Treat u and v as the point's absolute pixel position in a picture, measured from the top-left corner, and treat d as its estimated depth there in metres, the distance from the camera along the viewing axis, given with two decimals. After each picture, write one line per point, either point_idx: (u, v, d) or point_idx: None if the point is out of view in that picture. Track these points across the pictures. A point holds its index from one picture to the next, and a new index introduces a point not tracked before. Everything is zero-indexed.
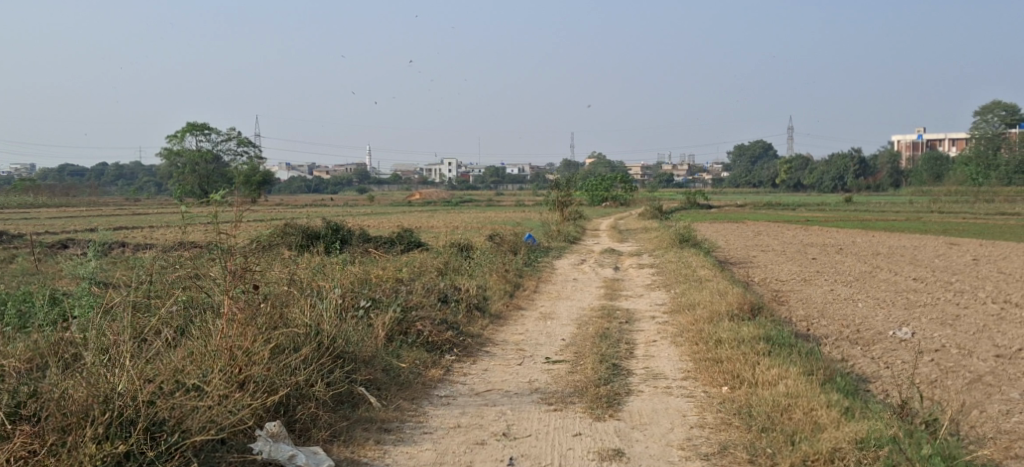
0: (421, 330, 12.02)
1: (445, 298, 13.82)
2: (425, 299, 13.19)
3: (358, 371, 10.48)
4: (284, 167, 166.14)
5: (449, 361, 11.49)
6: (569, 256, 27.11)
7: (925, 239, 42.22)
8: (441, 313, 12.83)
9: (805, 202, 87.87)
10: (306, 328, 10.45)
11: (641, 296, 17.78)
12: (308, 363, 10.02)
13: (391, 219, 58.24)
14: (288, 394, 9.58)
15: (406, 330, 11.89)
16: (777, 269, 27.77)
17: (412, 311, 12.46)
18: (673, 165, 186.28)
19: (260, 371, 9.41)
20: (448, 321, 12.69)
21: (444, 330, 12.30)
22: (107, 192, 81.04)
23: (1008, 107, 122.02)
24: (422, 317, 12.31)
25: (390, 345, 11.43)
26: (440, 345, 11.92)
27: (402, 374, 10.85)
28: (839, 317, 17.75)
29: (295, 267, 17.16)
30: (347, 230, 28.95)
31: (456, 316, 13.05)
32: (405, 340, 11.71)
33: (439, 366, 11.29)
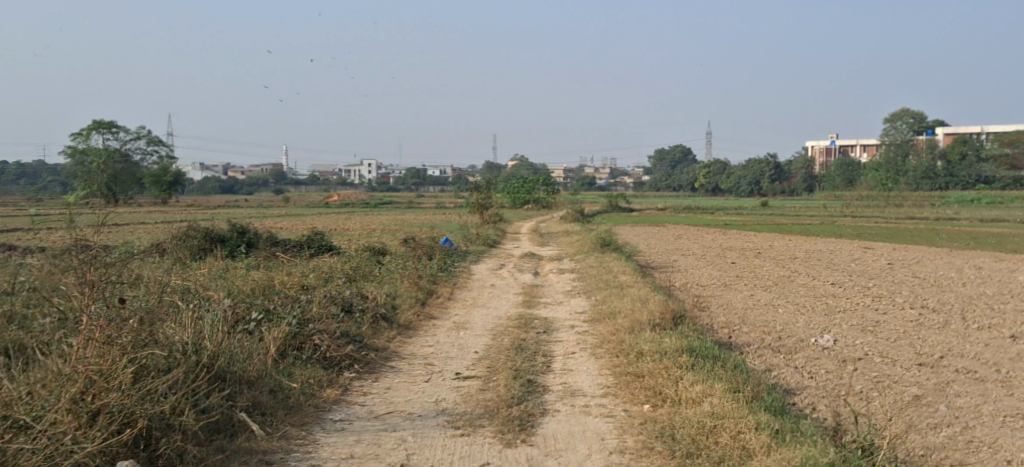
0: (318, 345, 11.14)
1: (347, 309, 12.98)
2: (326, 309, 12.30)
3: (241, 395, 9.60)
4: (199, 167, 162.24)
5: (348, 379, 10.65)
6: (487, 261, 26.42)
7: (840, 243, 42.61)
8: (341, 324, 11.97)
9: (723, 205, 88.76)
10: (181, 347, 9.53)
11: (559, 303, 17.11)
12: (181, 386, 9.10)
13: (306, 223, 56.84)
14: (149, 424, 8.59)
15: (301, 345, 11.03)
16: (697, 273, 27.44)
17: (309, 324, 11.57)
18: (594, 169, 187.33)
19: (116, 399, 8.48)
20: (349, 333, 11.84)
21: (344, 344, 11.43)
22: None
23: (916, 114, 125.25)
24: (320, 331, 11.42)
25: (280, 363, 10.56)
26: (338, 361, 11.07)
27: (292, 396, 9.99)
28: (761, 325, 17.28)
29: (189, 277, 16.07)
30: (255, 234, 27.85)
31: (359, 328, 12.21)
32: (299, 356, 10.83)
33: (335, 386, 10.44)
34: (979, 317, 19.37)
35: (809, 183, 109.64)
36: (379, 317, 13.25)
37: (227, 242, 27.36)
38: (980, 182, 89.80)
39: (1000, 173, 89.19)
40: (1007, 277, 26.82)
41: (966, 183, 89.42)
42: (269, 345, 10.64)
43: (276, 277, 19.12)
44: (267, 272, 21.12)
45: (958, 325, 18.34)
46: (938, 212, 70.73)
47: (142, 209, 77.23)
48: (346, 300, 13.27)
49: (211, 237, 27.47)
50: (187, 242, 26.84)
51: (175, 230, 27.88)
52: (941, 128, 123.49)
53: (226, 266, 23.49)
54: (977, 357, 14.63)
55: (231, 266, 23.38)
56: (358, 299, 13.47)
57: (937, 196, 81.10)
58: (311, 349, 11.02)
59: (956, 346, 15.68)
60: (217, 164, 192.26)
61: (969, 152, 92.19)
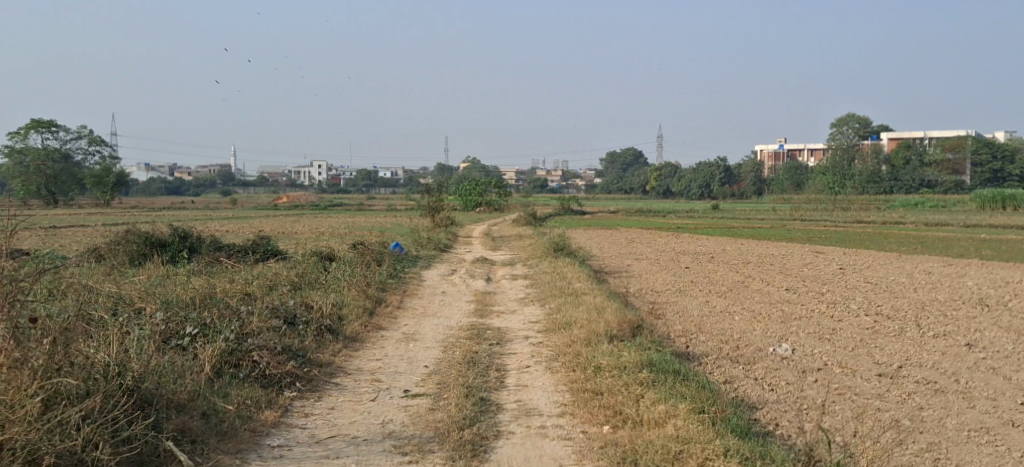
0: (256, 362, 10.55)
1: (291, 321, 12.40)
2: (267, 320, 11.71)
3: (169, 420, 9.10)
4: (144, 168, 159.21)
5: (288, 399, 10.10)
6: (439, 266, 25.85)
7: (791, 247, 42.58)
8: (284, 338, 11.37)
9: (674, 209, 88.89)
10: (103, 370, 9.09)
11: (513, 312, 16.58)
12: (99, 414, 8.69)
13: (253, 225, 55.80)
14: (59, 458, 8.28)
15: (240, 361, 10.49)
16: (651, 279, 27.07)
17: (248, 338, 10.97)
18: (546, 172, 187.17)
19: (22, 433, 8.20)
20: (292, 348, 11.28)
21: (285, 360, 10.83)
22: None
23: (862, 119, 126.71)
24: (259, 346, 10.80)
25: (215, 383, 10.03)
26: (278, 379, 10.50)
27: (226, 421, 9.43)
28: (718, 333, 16.84)
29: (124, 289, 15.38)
30: (197, 238, 27.08)
31: (302, 341, 11.64)
32: (236, 375, 10.30)
33: (275, 406, 9.90)
34: (934, 323, 18.63)
35: (758, 186, 110.37)
36: (325, 329, 12.67)
37: (169, 247, 26.55)
38: (923, 187, 91.88)
39: (943, 178, 91.26)
40: (958, 282, 26.71)
41: (910, 187, 91.25)
42: (203, 364, 10.12)
43: (219, 285, 18.44)
44: (209, 279, 20.40)
45: (914, 332, 17.51)
46: (885, 216, 71.41)
47: (84, 212, 75.61)
48: (291, 312, 12.68)
49: (151, 242, 26.67)
50: (127, 247, 26.00)
51: (116, 234, 26.99)
52: (886, 133, 125.09)
53: (167, 274, 22.71)
54: (936, 367, 13.93)
55: (172, 273, 22.62)
56: (302, 311, 12.87)
57: (882, 200, 81.89)
58: (250, 366, 10.47)
59: (912, 355, 14.88)
60: (164, 165, 189.04)
61: (912, 157, 94.04)
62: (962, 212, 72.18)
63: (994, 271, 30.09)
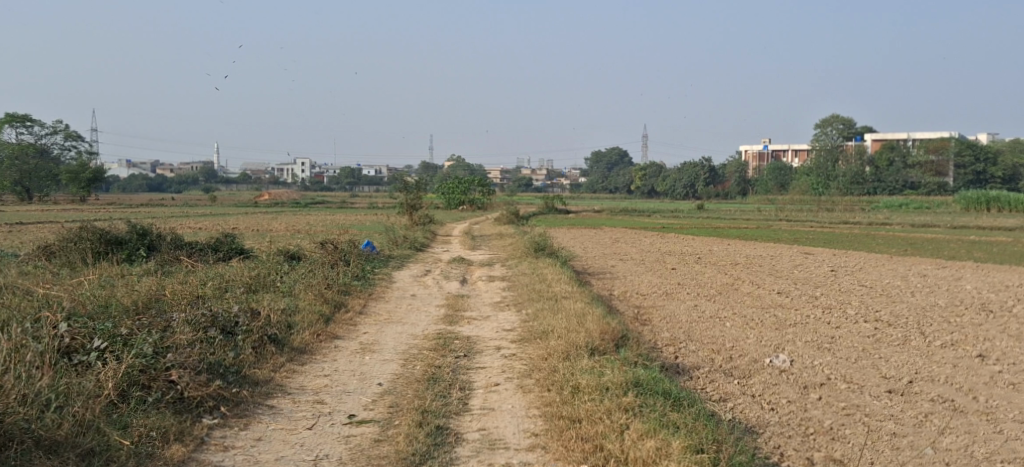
0: (173, 382, 9.30)
1: (231, 329, 11.15)
2: (197, 333, 10.47)
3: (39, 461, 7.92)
4: (125, 165, 156.97)
5: (205, 429, 8.89)
6: (412, 266, 24.42)
7: (780, 248, 41.31)
8: (213, 352, 10.12)
9: (659, 208, 87.77)
10: None
11: (486, 318, 15.14)
12: None
13: (228, 223, 54.11)
14: None
15: (155, 380, 9.29)
16: (636, 281, 25.69)
17: (166, 353, 9.73)
18: (532, 171, 185.90)
19: None
20: (221, 363, 10.03)
21: (209, 380, 9.57)
22: None
23: (846, 120, 125.95)
24: (178, 362, 9.56)
25: (116, 410, 8.90)
26: (197, 403, 9.25)
27: (116, 459, 8.19)
28: (709, 342, 15.44)
29: (57, 302, 14.04)
30: (156, 235, 25.69)
31: (237, 355, 10.38)
32: (145, 399, 9.09)
33: (187, 439, 8.68)
34: (937, 331, 17.07)
35: (743, 186, 109.47)
36: (269, 338, 11.41)
37: (126, 245, 25.14)
38: (907, 188, 91.16)
39: (926, 179, 90.58)
40: (956, 286, 25.38)
41: (893, 189, 90.59)
42: (104, 388, 8.99)
43: (167, 287, 17.10)
44: (161, 281, 19.09)
45: (920, 341, 15.94)
46: (871, 217, 70.35)
47: (59, 207, 73.79)
48: (233, 318, 11.44)
49: (107, 239, 25.24)
50: (81, 244, 24.58)
51: (70, 231, 25.59)
52: (870, 134, 124.25)
53: (120, 275, 21.36)
54: (950, 381, 12.44)
55: (126, 275, 21.27)
56: (244, 317, 11.56)
57: (866, 200, 80.88)
58: (166, 387, 9.27)
59: (922, 368, 13.37)
60: (146, 161, 186.94)
61: (896, 158, 93.11)
62: (948, 213, 71.16)
63: (991, 274, 28.78)
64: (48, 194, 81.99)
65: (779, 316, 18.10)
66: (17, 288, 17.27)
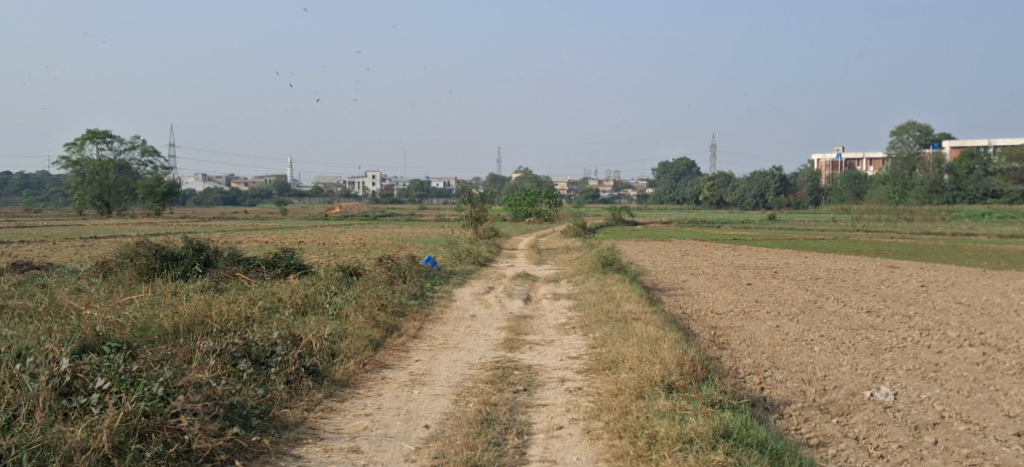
0: (178, 433, 8.76)
1: (265, 357, 10.48)
2: (218, 370, 9.83)
3: None
4: (201, 179, 159.36)
5: None
6: (473, 283, 23.21)
7: (861, 261, 39.22)
8: (231, 394, 9.48)
9: (729, 219, 85.60)
10: None
11: (550, 342, 13.86)
12: None
13: (293, 236, 53.51)
14: None
15: (161, 428, 8.77)
16: (710, 298, 24.17)
17: (174, 397, 9.14)
18: (600, 181, 184.32)
19: None
20: (242, 405, 9.41)
21: (219, 428, 8.96)
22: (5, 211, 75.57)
23: (922, 128, 121.90)
24: (185, 408, 8.96)
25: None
26: (203, 457, 8.68)
27: None
28: (797, 371, 13.94)
29: (95, 327, 13.40)
30: (213, 251, 24.82)
31: (260, 396, 9.71)
32: (143, 453, 8.56)
33: None
34: None
35: (814, 195, 106.47)
36: (312, 367, 10.69)
37: (182, 261, 24.33)
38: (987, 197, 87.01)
39: (1008, 187, 85.91)
40: None
41: (973, 198, 86.95)
42: (98, 441, 8.53)
43: (212, 307, 16.17)
44: (211, 300, 18.20)
45: None
46: (952, 227, 67.36)
47: (134, 221, 74.43)
48: (271, 343, 10.78)
49: (164, 255, 24.47)
50: (136, 260, 23.88)
51: (127, 246, 24.96)
52: (949, 141, 120.01)
53: (173, 293, 20.57)
54: None
55: (178, 292, 20.45)
56: (280, 345, 10.78)
57: (947, 210, 77.69)
58: (171, 438, 8.74)
59: None
60: (221, 175, 189.70)
61: (976, 165, 89.17)
62: None
63: None
64: (126, 208, 82.95)
65: (873, 341, 16.48)
66: (62, 308, 16.58)
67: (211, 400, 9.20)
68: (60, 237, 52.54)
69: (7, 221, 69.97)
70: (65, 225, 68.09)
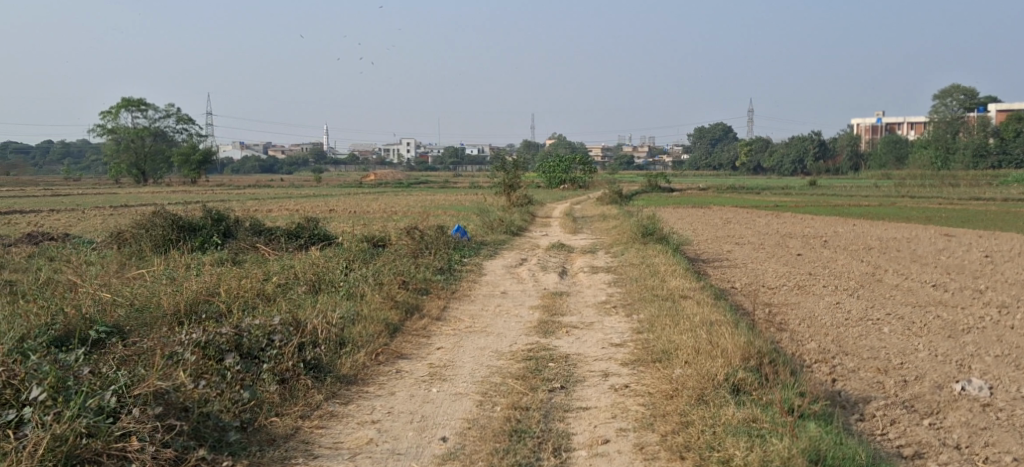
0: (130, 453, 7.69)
1: (260, 347, 9.44)
2: (195, 371, 8.77)
3: None
4: (238, 146, 159.19)
5: None
6: (506, 254, 21.66)
7: (915, 229, 37.19)
8: (203, 401, 8.40)
9: (769, 185, 83.33)
10: None
11: (590, 325, 12.36)
12: None
13: (324, 204, 52.22)
14: None
15: (105, 453, 7.66)
16: (759, 270, 22.50)
17: (132, 408, 8.09)
18: (635, 147, 181.81)
19: None
20: (220, 416, 8.30)
21: (181, 446, 7.88)
22: (41, 182, 75.41)
23: (968, 90, 118.22)
24: (142, 424, 7.90)
25: None
26: None
27: None
28: (871, 358, 12.33)
29: (91, 308, 12.33)
30: (233, 221, 23.09)
31: (243, 399, 8.61)
32: None
33: None
34: None
35: (854, 161, 103.66)
36: (316, 359, 9.58)
37: (199, 232, 22.60)
38: None
39: None
40: None
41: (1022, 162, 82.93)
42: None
43: (217, 284, 14.75)
44: (222, 275, 16.74)
45: None
46: (1004, 192, 64.75)
47: (167, 189, 73.67)
48: (270, 329, 9.73)
49: (180, 226, 22.67)
50: (150, 232, 22.07)
51: (141, 217, 23.17)
52: (995, 104, 116.27)
53: (186, 267, 19.02)
54: None
55: (190, 266, 18.93)
56: (279, 335, 9.68)
57: (995, 174, 74.93)
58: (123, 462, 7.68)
59: None
60: (257, 143, 189.32)
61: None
62: None
63: None
64: (161, 177, 82.36)
65: (950, 323, 14.79)
66: (60, 287, 15.25)
67: (178, 412, 8.13)
68: (90, 206, 51.58)
69: (42, 189, 69.56)
70: (99, 193, 67.43)
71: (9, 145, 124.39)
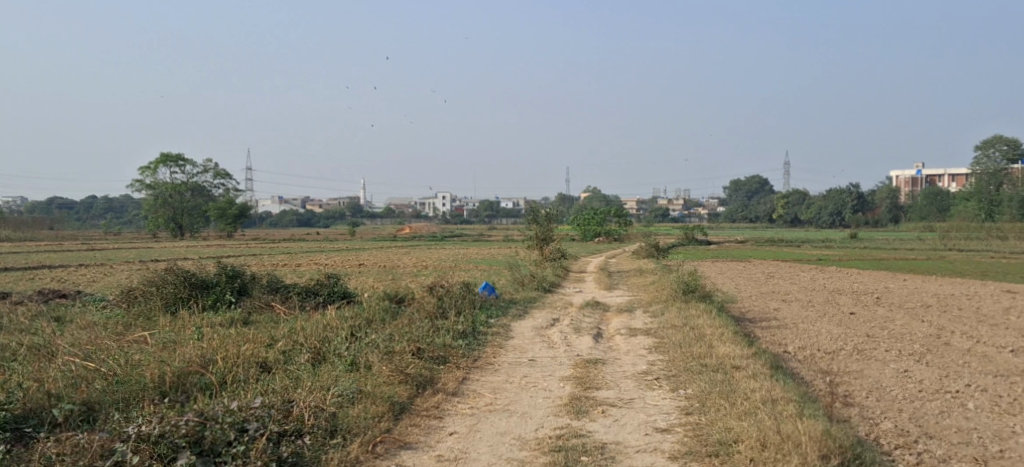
0: None
1: (226, 443, 8.70)
2: None
3: None
4: (277, 200, 159.14)
5: None
6: (536, 314, 19.98)
7: (972, 285, 35.10)
8: None
9: (809, 238, 81.04)
10: None
11: (631, 403, 10.65)
12: None
13: (355, 258, 50.76)
14: None
15: None
16: (813, 331, 20.73)
17: None
18: (672, 199, 179.54)
19: None
20: None
21: None
22: (79, 239, 74.62)
23: (1010, 142, 115.09)
24: None
25: None
26: None
27: None
28: (963, 446, 10.95)
29: (68, 380, 10.96)
30: (249, 278, 20.73)
31: None
32: None
33: None
34: None
35: (894, 213, 100.93)
36: (294, 454, 8.80)
37: (213, 290, 20.27)
38: None
39: None
40: None
41: None
42: None
43: (211, 347, 13.03)
44: (222, 336, 14.94)
45: None
46: None
47: (200, 243, 72.57)
48: (245, 418, 8.95)
49: (192, 283, 20.31)
50: (161, 290, 19.75)
51: (152, 273, 20.81)
52: None
53: (190, 326, 16.96)
54: None
55: (193, 327, 16.88)
56: (253, 425, 8.93)
57: None
58: None
59: None
60: (296, 198, 189.68)
61: None
62: None
63: None
64: (198, 230, 80.93)
65: None
66: (38, 357, 13.55)
67: None
68: (118, 261, 50.48)
69: (78, 244, 68.76)
70: (132, 247, 66.47)
71: (52, 200, 125.48)
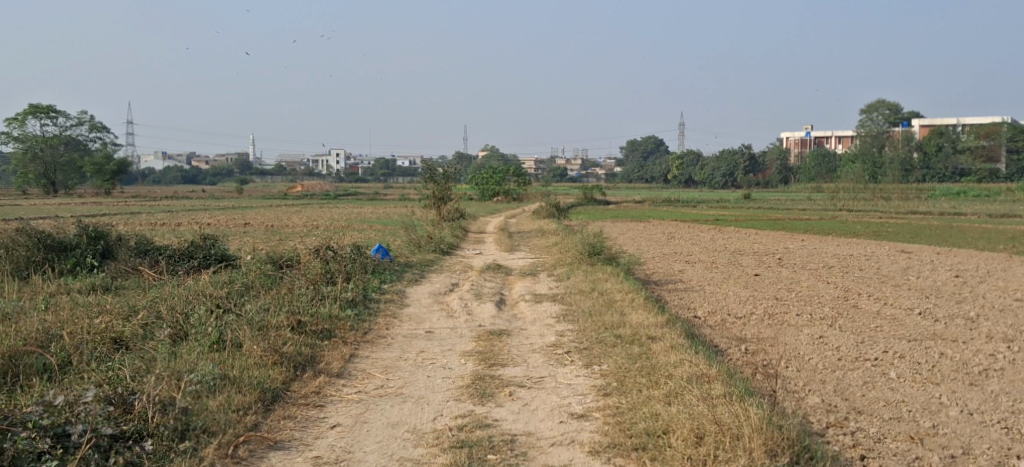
0: None
1: (33, 457, 7.49)
2: None
3: None
4: (161, 157, 153.06)
5: None
6: (434, 279, 18.70)
7: (867, 245, 35.16)
8: None
9: (703, 198, 81.55)
10: None
11: (541, 382, 9.51)
12: None
13: (242, 217, 48.50)
14: None
15: None
16: (721, 294, 19.97)
17: None
18: (568, 159, 179.56)
19: None
20: None
21: None
22: None
23: (892, 105, 118.13)
24: None
25: None
26: None
27: None
28: (895, 421, 10.17)
29: None
30: (114, 239, 18.87)
31: None
32: None
33: None
34: None
35: (784, 174, 102.46)
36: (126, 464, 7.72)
37: (72, 253, 18.36)
38: (956, 175, 82.98)
39: (977, 165, 82.33)
40: None
41: (943, 176, 82.46)
42: None
43: (60, 320, 11.49)
44: (76, 306, 13.25)
45: None
46: (937, 206, 63.65)
47: (76, 201, 68.69)
48: (66, 421, 7.76)
49: (48, 245, 18.33)
50: (12, 253, 17.77)
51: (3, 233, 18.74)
52: (919, 119, 116.32)
53: (42, 294, 15.17)
54: None
55: (45, 294, 15.13)
56: (78, 429, 7.75)
57: (924, 188, 73.89)
58: None
59: None
60: (183, 154, 183.19)
61: (946, 143, 84.57)
62: (1011, 201, 65.58)
63: None
64: (72, 187, 76.54)
65: (968, 377, 12.60)
66: None
67: None
68: None
69: None
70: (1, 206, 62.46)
71: None
